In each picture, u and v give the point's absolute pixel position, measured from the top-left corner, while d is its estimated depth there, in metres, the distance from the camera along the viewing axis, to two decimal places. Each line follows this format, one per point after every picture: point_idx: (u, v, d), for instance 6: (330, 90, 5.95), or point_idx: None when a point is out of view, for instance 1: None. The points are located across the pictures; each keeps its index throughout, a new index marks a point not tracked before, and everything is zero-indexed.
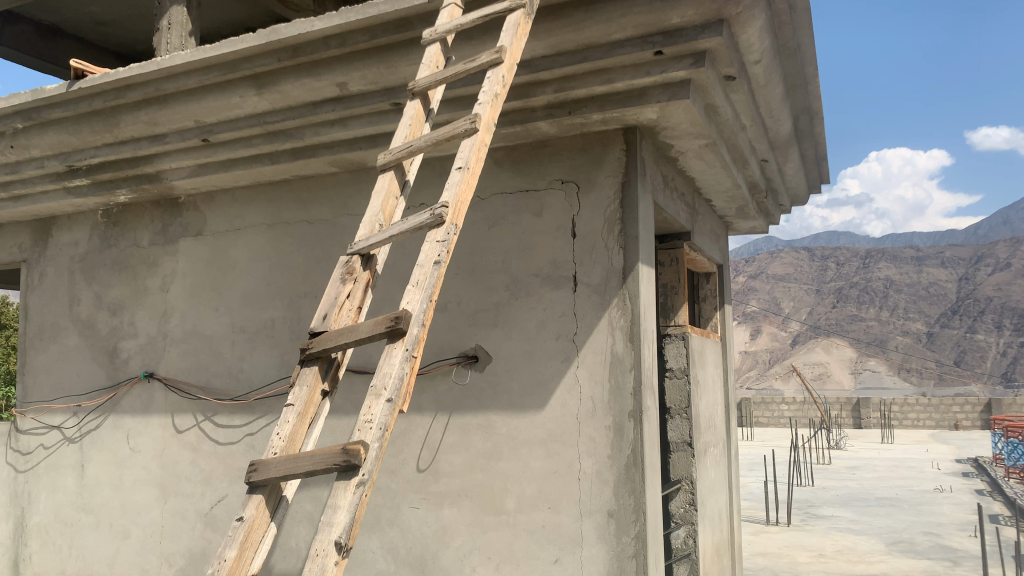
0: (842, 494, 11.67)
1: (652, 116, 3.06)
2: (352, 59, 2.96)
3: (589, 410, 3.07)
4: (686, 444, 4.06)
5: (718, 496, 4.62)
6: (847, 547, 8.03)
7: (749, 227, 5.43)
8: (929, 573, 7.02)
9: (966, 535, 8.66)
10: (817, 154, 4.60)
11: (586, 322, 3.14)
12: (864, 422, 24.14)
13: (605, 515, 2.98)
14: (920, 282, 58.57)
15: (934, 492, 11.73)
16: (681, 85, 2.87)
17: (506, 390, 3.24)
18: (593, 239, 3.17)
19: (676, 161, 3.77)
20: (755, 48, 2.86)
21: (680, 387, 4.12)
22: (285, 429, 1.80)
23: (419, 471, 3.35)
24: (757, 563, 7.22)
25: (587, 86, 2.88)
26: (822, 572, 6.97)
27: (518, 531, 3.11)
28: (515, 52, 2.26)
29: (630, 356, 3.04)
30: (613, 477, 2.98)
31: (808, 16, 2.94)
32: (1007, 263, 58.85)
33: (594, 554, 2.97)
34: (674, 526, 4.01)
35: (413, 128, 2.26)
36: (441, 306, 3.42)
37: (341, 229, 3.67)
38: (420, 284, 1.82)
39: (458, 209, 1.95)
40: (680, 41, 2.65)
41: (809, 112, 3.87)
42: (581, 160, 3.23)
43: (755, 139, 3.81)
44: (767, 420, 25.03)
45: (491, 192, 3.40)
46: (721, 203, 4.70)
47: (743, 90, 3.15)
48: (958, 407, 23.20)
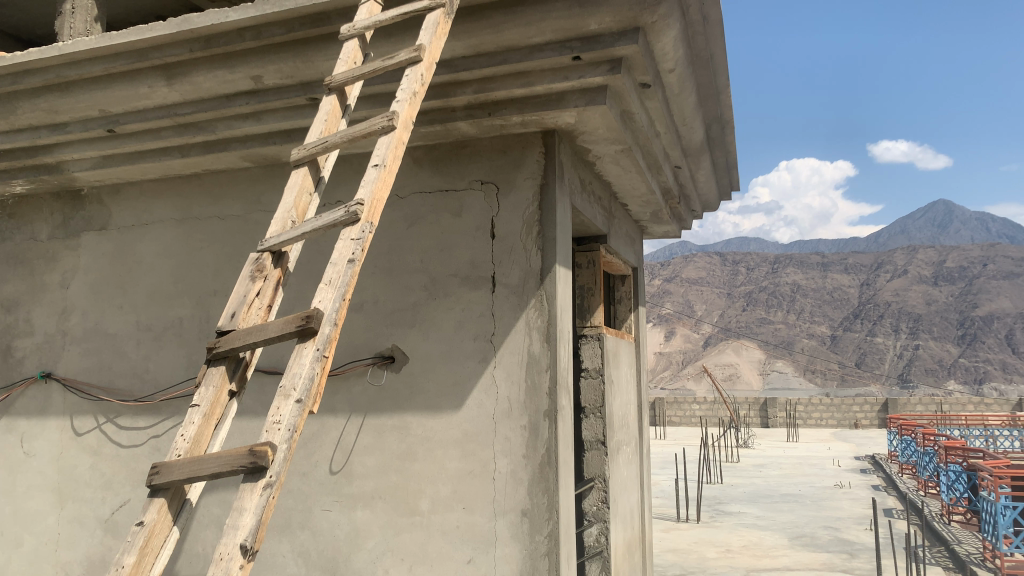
0: (748, 490, 12.06)
1: (569, 120, 3.10)
2: (267, 52, 2.89)
3: (505, 410, 3.09)
4: (599, 443, 4.13)
5: (630, 494, 4.70)
6: (751, 543, 8.30)
7: (662, 231, 5.56)
8: (827, 565, 7.32)
9: (862, 528, 9.07)
10: (727, 162, 4.75)
11: (503, 322, 3.15)
12: (771, 421, 25.05)
13: (518, 514, 3.00)
14: (825, 287, 61.13)
15: (833, 488, 12.26)
16: (598, 90, 2.91)
17: (422, 390, 3.23)
18: (511, 240, 3.19)
19: (593, 165, 3.83)
20: (670, 57, 2.93)
21: (595, 386, 4.18)
22: (190, 431, 1.74)
23: (332, 473, 3.29)
24: (667, 560, 7.39)
25: (506, 88, 2.90)
26: (727, 566, 7.19)
27: (431, 532, 3.10)
28: (434, 51, 2.25)
29: (546, 356, 3.07)
30: (527, 476, 3.00)
31: (720, 28, 3.02)
32: (904, 270, 62.04)
33: (507, 553, 2.99)
34: (587, 524, 4.07)
35: (329, 123, 2.22)
36: (357, 306, 3.38)
37: (253, 226, 3.58)
38: (334, 282, 1.79)
39: (374, 207, 1.93)
40: (597, 47, 2.69)
41: (720, 121, 3.99)
42: (500, 161, 3.25)
43: (669, 145, 3.91)
44: (679, 420, 25.64)
45: (409, 191, 3.37)
46: (637, 207, 4.80)
47: (658, 98, 3.22)
48: (858, 406, 24.29)
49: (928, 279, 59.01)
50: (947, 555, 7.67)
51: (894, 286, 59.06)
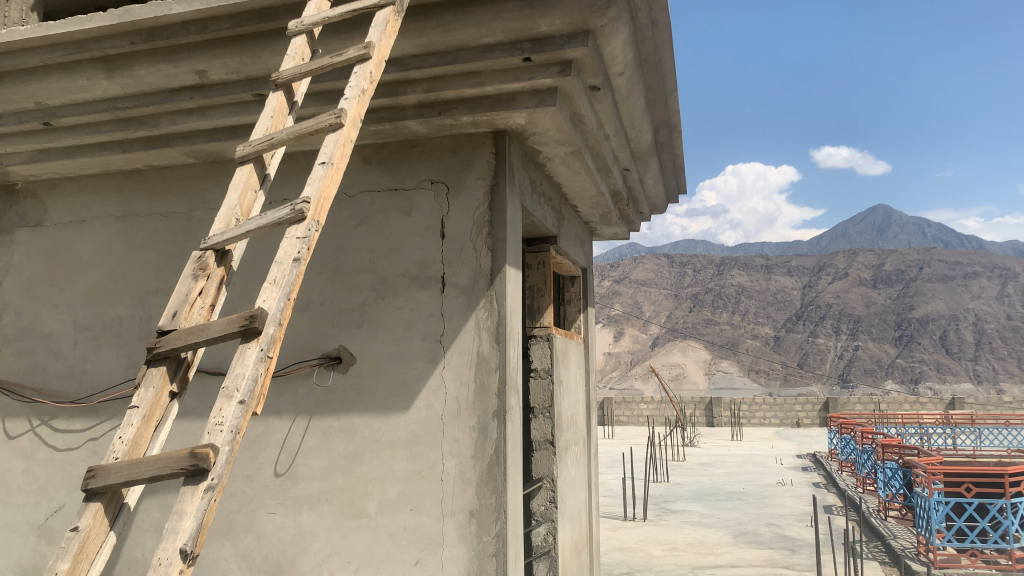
0: (693, 489, 12.25)
1: (519, 121, 3.11)
2: (212, 46, 2.83)
3: (454, 411, 3.08)
4: (547, 443, 4.14)
5: (577, 493, 4.73)
6: (696, 540, 8.43)
7: (611, 233, 5.62)
8: (769, 561, 7.48)
9: (803, 525, 9.29)
10: (675, 166, 4.82)
11: (452, 323, 3.14)
12: (716, 420, 25.51)
13: (466, 515, 2.99)
14: (769, 289, 62.43)
15: (776, 486, 12.53)
16: (548, 92, 2.93)
17: (369, 391, 3.20)
18: (460, 240, 3.18)
19: (543, 166, 3.84)
20: (619, 60, 2.96)
21: (544, 386, 4.20)
22: (128, 433, 1.70)
23: (277, 475, 3.24)
24: (614, 558, 7.46)
25: (456, 87, 2.89)
26: (673, 564, 7.29)
27: (378, 534, 3.07)
28: (383, 49, 2.23)
29: (495, 356, 3.07)
30: (475, 477, 3.00)
31: (669, 33, 3.07)
32: (845, 273, 63.74)
33: (455, 554, 2.98)
34: (535, 523, 4.07)
35: (276, 120, 2.18)
36: (303, 306, 3.33)
37: (197, 223, 3.51)
38: (279, 281, 1.77)
39: (321, 205, 1.90)
40: (547, 49, 2.71)
41: (668, 125, 4.05)
42: (451, 160, 3.24)
43: (618, 148, 3.95)
44: (627, 419, 25.90)
45: (358, 190, 3.34)
46: (586, 209, 4.84)
47: (607, 101, 3.25)
48: (800, 406, 24.87)
49: (867, 282, 60.75)
50: (884, 550, 7.90)
51: (835, 288, 60.64)
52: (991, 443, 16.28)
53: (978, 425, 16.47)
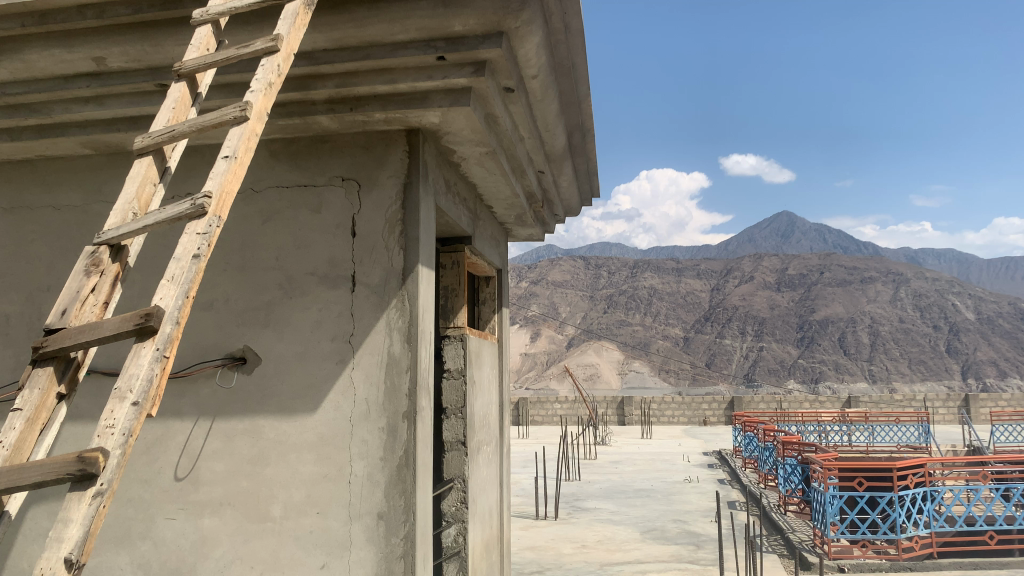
0: (604, 487, 12.45)
1: (433, 120, 3.09)
2: (111, 32, 2.71)
3: (363, 412, 3.04)
4: (459, 443, 4.12)
5: (489, 493, 4.74)
6: (606, 537, 8.59)
7: (526, 234, 5.66)
8: (675, 556, 7.67)
9: (708, 521, 9.57)
10: (588, 169, 4.89)
11: (362, 323, 3.10)
12: (627, 418, 25.99)
13: (374, 517, 2.96)
14: (680, 291, 64.02)
15: (683, 483, 12.86)
16: (462, 92, 2.93)
17: (275, 392, 3.12)
18: (372, 239, 3.14)
19: (458, 166, 3.83)
20: (533, 63, 2.98)
21: (456, 387, 4.18)
22: (10, 437, 1.61)
23: (177, 480, 3.13)
24: (525, 557, 7.50)
25: (369, 83, 2.85)
26: (583, 561, 7.39)
27: (284, 538, 3.00)
28: (292, 42, 2.17)
29: (406, 356, 3.04)
30: (384, 479, 2.97)
31: (582, 38, 3.10)
32: (751, 277, 65.99)
33: (362, 556, 2.94)
34: (445, 524, 4.05)
35: (177, 112, 2.10)
36: (206, 304, 3.23)
37: (93, 217, 3.35)
38: (176, 279, 1.70)
39: (223, 200, 1.85)
40: (461, 49, 2.71)
41: (581, 129, 4.10)
42: (363, 158, 3.19)
43: (533, 150, 3.98)
44: (541, 419, 26.08)
45: (265, 185, 3.26)
46: (501, 210, 4.86)
47: (521, 103, 3.27)
48: (707, 404, 25.63)
49: (771, 285, 63.12)
50: (783, 543, 8.22)
51: (741, 291, 62.71)
52: (882, 440, 17.17)
53: (871, 422, 17.31)
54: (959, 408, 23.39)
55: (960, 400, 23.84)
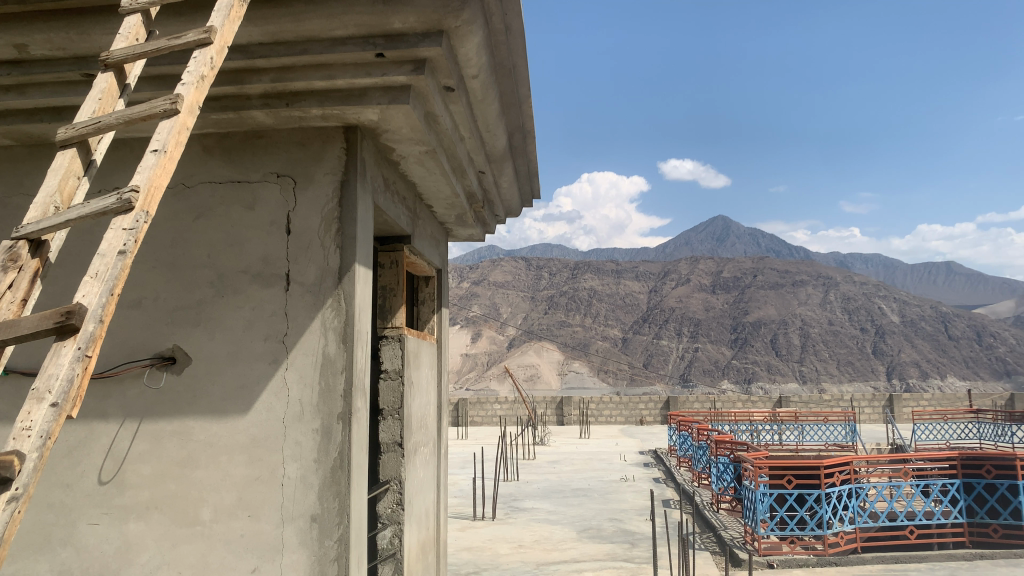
0: (542, 487, 12.51)
1: (371, 117, 3.06)
2: (34, 19, 2.60)
3: (297, 413, 2.99)
4: (396, 444, 4.09)
5: (426, 494, 4.71)
6: (543, 537, 8.63)
7: (467, 234, 5.65)
8: (610, 555, 7.76)
9: (643, 519, 9.71)
10: (529, 170, 4.90)
11: (297, 322, 3.05)
12: (565, 418, 26.16)
13: (307, 520, 2.91)
14: (619, 292, 64.79)
15: (620, 482, 13.02)
16: (401, 89, 2.91)
17: (205, 394, 3.04)
18: (308, 237, 3.09)
19: (397, 165, 3.80)
20: (473, 63, 2.98)
21: (394, 388, 4.14)
22: None
23: (101, 484, 3.02)
24: (462, 558, 7.48)
25: (306, 79, 2.81)
26: (519, 561, 7.42)
27: (213, 542, 2.93)
28: (225, 35, 2.12)
29: (341, 357, 3.00)
30: (318, 481, 2.93)
31: (522, 40, 3.11)
32: (688, 279, 67.19)
33: (295, 560, 2.89)
34: (381, 526, 4.01)
35: (104, 103, 2.03)
36: (134, 302, 3.13)
37: (13, 210, 3.22)
38: (100, 275, 1.64)
39: (151, 194, 1.79)
40: (400, 46, 2.69)
41: (522, 130, 4.11)
42: (298, 155, 3.14)
43: (473, 150, 3.97)
44: (481, 420, 26.04)
45: (197, 181, 3.18)
46: (441, 209, 4.84)
47: (461, 103, 3.26)
48: (644, 404, 26.03)
49: (707, 288, 64.44)
50: (715, 540, 8.40)
51: (678, 293, 63.81)
52: (811, 438, 17.70)
53: (801, 421, 17.81)
54: (884, 407, 24.25)
55: (885, 400, 24.76)
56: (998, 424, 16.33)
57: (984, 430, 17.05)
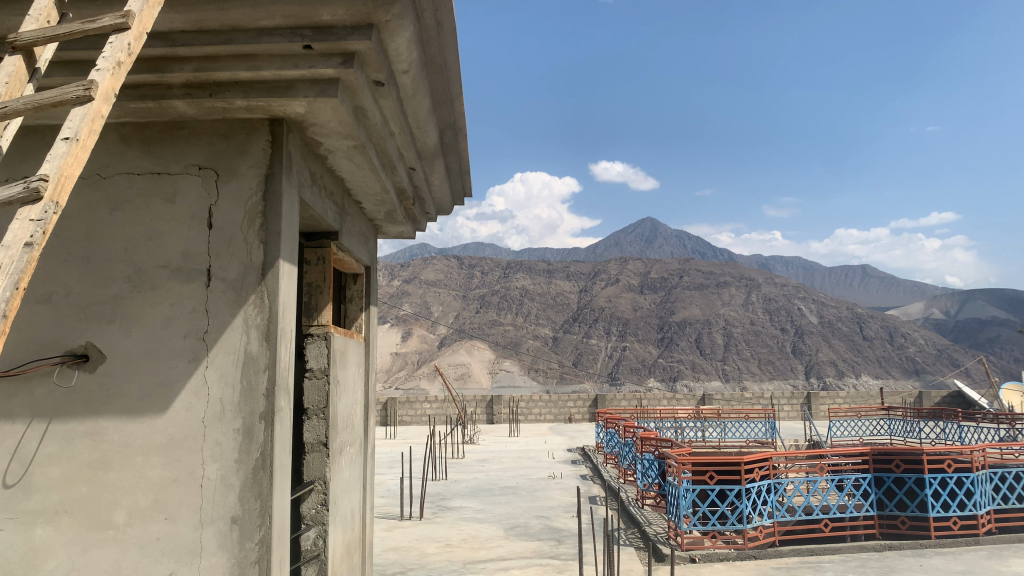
0: (470, 485, 12.50)
1: (298, 110, 3.00)
2: None
3: (217, 413, 2.90)
4: (321, 444, 4.02)
5: (351, 494, 4.65)
6: (470, 536, 8.63)
7: (397, 231, 5.60)
8: (537, 552, 7.80)
9: (570, 516, 9.81)
10: (460, 168, 4.88)
11: (218, 319, 2.96)
12: (495, 417, 26.19)
13: (227, 522, 2.84)
14: (549, 292, 65.25)
15: (548, 479, 13.12)
16: (329, 83, 2.86)
17: (120, 392, 2.93)
18: (230, 231, 3.01)
19: (325, 159, 3.73)
20: (403, 58, 2.95)
21: (319, 387, 4.07)
22: None
23: (5, 487, 2.89)
24: (387, 558, 7.42)
25: (230, 69, 2.74)
26: (446, 560, 7.40)
27: (127, 547, 2.83)
28: (144, 20, 2.04)
29: (264, 355, 2.94)
30: (239, 482, 2.86)
31: (454, 37, 3.09)
32: (617, 279, 68.19)
33: (214, 562, 2.82)
34: (305, 527, 3.95)
35: (11, 87, 1.93)
36: (43, 298, 2.99)
37: None
38: (4, 268, 1.57)
39: (62, 184, 1.72)
40: (329, 39, 2.64)
41: (453, 128, 4.09)
42: (222, 146, 3.05)
43: (403, 146, 3.93)
44: (410, 419, 25.83)
45: (114, 171, 3.06)
46: (371, 205, 4.78)
47: (391, 98, 3.22)
48: (572, 402, 26.32)
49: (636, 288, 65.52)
50: (639, 535, 8.55)
51: (607, 293, 64.68)
52: (733, 435, 18.19)
53: (724, 418, 18.29)
54: (801, 406, 25.13)
55: (803, 398, 25.64)
56: (906, 421, 17.11)
57: (894, 426, 17.84)
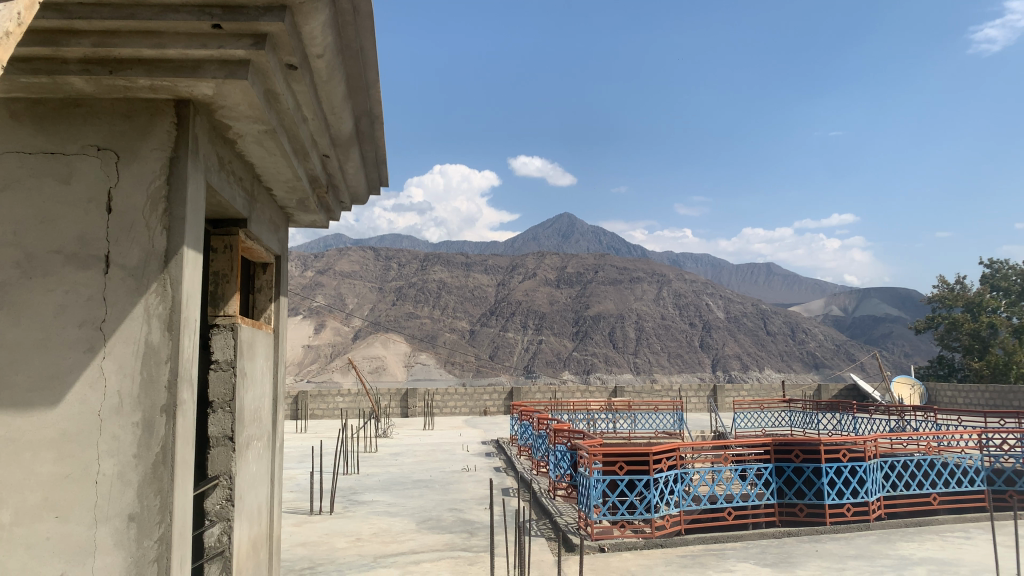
0: (383, 479, 12.37)
1: (206, 91, 2.88)
2: None
3: (115, 406, 2.78)
4: (226, 439, 3.89)
5: (258, 490, 4.54)
6: (381, 530, 8.54)
7: (309, 220, 5.48)
8: (449, 545, 7.79)
9: (482, 508, 9.83)
10: (376, 157, 4.81)
11: (117, 308, 2.83)
12: (410, 411, 25.96)
13: (124, 519, 2.72)
14: (466, 285, 65.16)
15: (461, 472, 13.11)
16: (239, 64, 2.76)
17: (8, 385, 2.75)
18: (131, 217, 2.87)
19: (234, 144, 3.61)
20: (318, 42, 2.88)
21: (225, 380, 3.94)
22: None
23: None
24: (295, 554, 7.26)
25: (132, 46, 2.61)
26: (356, 555, 7.30)
27: (13, 548, 2.67)
28: None
29: (166, 346, 2.83)
30: (138, 478, 2.75)
31: (370, 22, 3.04)
32: (533, 273, 68.67)
33: (109, 562, 2.70)
34: (208, 523, 3.84)
35: None
36: None
37: None
38: None
39: None
40: (240, 18, 2.54)
41: (369, 115, 4.02)
42: (122, 127, 2.91)
43: (317, 133, 3.84)
44: (322, 413, 25.33)
45: (2, 150, 2.87)
46: (282, 192, 4.66)
47: (305, 82, 3.14)
48: (487, 395, 26.41)
49: (552, 283, 66.16)
50: (550, 526, 8.64)
51: (524, 286, 65.08)
52: (643, 427, 18.60)
53: (635, 410, 18.68)
54: (708, 397, 25.93)
55: (710, 390, 26.48)
56: (806, 413, 17.87)
57: (794, 417, 18.61)
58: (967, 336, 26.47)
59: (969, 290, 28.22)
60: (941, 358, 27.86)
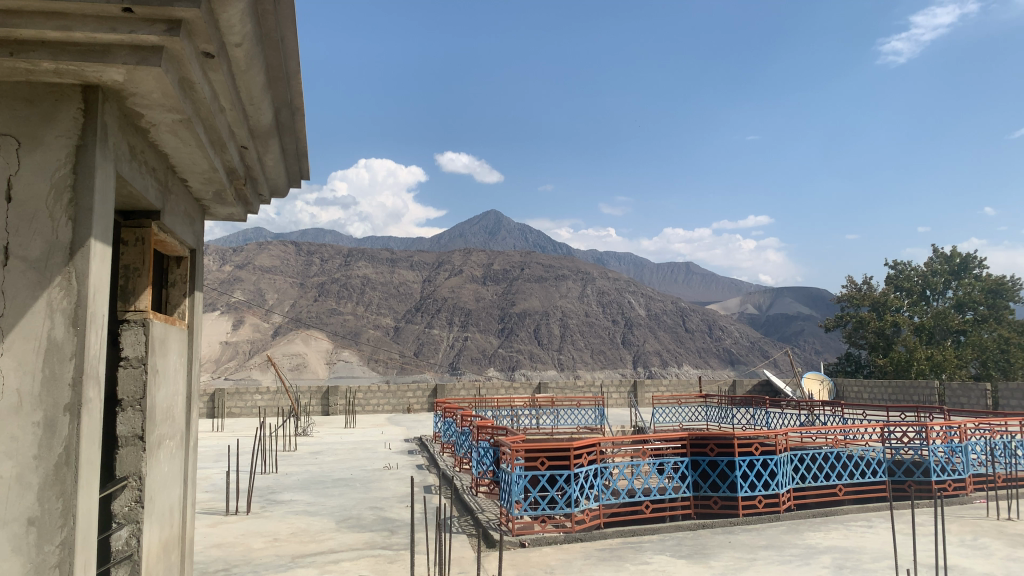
0: (302, 478, 12.15)
1: (116, 77, 2.77)
2: None
3: (13, 405, 2.65)
4: (136, 438, 3.76)
5: (170, 490, 4.40)
6: (299, 529, 8.38)
7: (226, 213, 5.34)
8: (369, 543, 7.71)
9: (404, 506, 9.77)
10: (296, 149, 4.72)
11: (16, 302, 2.69)
12: (331, 409, 25.51)
13: (24, 523, 2.60)
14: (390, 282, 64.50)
15: (383, 470, 13.00)
16: (151, 51, 2.66)
17: None
18: (33, 206, 2.74)
19: (146, 133, 3.49)
20: (236, 30, 2.80)
21: (136, 377, 3.80)
22: None
23: None
24: (209, 556, 7.05)
25: (35, 27, 2.48)
26: (273, 555, 7.16)
27: None
28: None
29: (71, 343, 2.70)
30: (38, 480, 2.63)
31: (291, 11, 2.98)
32: (459, 270, 68.49)
33: (6, 568, 2.57)
34: (115, 526, 3.70)
35: None
36: None
37: None
38: None
39: None
40: (151, 3, 2.45)
41: (290, 107, 3.94)
42: (24, 113, 2.77)
43: (234, 124, 3.74)
44: (239, 411, 24.63)
45: None
46: (198, 184, 4.52)
47: (222, 71, 3.05)
48: (411, 392, 26.24)
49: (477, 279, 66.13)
50: (472, 522, 8.64)
51: (449, 283, 64.86)
52: (565, 423, 18.81)
53: (557, 407, 18.86)
54: (629, 393, 26.41)
55: (630, 386, 26.99)
56: (722, 408, 18.40)
57: (710, 412, 19.13)
58: (873, 334, 27.64)
59: (874, 290, 29.52)
60: (849, 355, 29.03)
